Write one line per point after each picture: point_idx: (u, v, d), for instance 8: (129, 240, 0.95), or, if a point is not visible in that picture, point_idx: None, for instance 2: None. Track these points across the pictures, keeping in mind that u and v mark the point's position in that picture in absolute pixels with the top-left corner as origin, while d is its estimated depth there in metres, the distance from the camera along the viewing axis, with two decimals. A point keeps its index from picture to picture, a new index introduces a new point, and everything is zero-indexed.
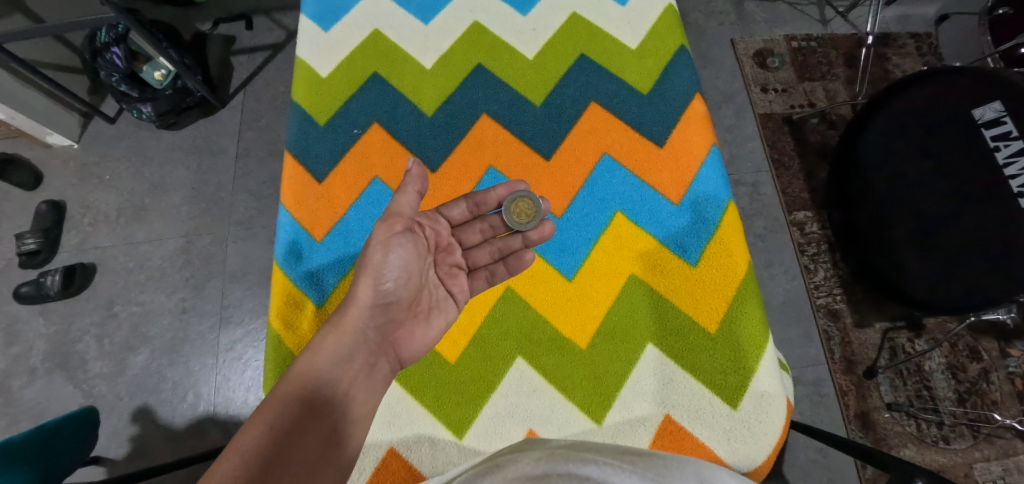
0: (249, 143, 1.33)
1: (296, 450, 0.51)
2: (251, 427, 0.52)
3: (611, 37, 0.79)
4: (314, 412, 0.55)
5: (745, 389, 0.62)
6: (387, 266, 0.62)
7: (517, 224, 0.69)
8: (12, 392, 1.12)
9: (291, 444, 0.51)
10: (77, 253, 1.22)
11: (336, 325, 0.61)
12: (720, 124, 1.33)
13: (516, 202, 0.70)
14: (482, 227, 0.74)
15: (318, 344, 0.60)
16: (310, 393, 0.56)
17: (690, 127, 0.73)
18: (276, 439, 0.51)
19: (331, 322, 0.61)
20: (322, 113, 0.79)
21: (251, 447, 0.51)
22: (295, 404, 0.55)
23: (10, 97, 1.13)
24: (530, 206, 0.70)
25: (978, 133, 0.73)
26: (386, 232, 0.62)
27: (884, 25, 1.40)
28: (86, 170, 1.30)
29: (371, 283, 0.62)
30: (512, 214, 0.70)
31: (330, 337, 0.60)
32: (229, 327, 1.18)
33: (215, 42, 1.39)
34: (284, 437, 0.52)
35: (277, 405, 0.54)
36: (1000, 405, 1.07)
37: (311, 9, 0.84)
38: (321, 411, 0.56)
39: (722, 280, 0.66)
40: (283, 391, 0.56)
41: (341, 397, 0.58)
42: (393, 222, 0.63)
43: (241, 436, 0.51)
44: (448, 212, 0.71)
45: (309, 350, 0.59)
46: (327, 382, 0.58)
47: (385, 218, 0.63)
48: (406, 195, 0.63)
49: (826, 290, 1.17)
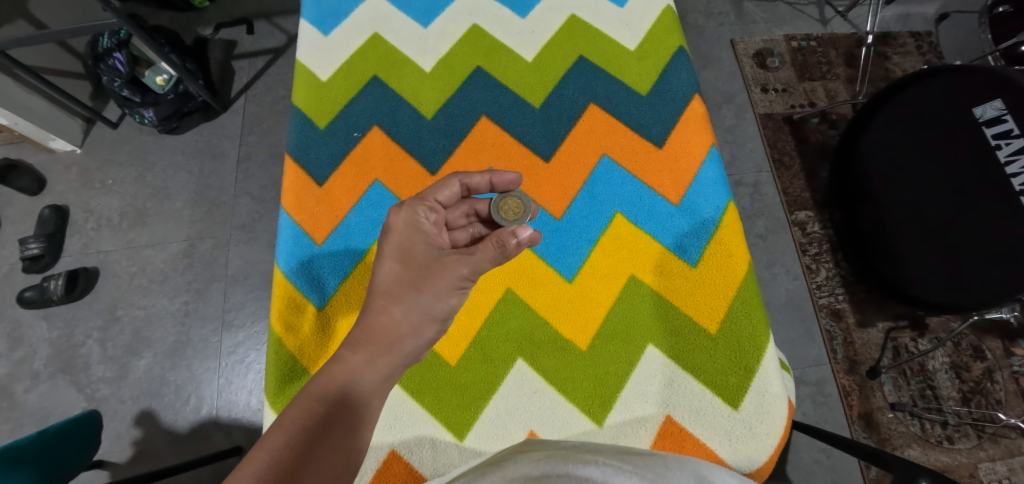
0: (250, 146, 1.33)
1: (323, 458, 0.48)
2: (280, 428, 0.49)
3: (610, 39, 0.79)
4: (339, 418, 0.51)
5: (746, 389, 0.62)
6: (445, 306, 0.59)
7: (505, 221, 0.67)
8: (15, 396, 1.13)
9: (318, 451, 0.48)
10: (81, 257, 1.23)
11: (382, 344, 0.56)
12: (720, 125, 1.33)
13: (506, 200, 0.68)
14: (467, 209, 0.69)
15: (349, 354, 0.54)
16: (334, 397, 0.52)
17: (689, 127, 0.73)
18: (301, 444, 0.48)
19: (374, 344, 0.55)
20: (322, 116, 0.79)
21: (280, 451, 0.47)
22: (320, 406, 0.51)
23: (12, 102, 1.14)
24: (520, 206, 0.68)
25: (980, 129, 0.72)
26: (456, 278, 0.60)
27: (884, 24, 1.40)
28: (89, 174, 1.30)
29: (431, 319, 0.59)
30: (501, 211, 0.67)
31: (369, 355, 0.55)
32: (231, 330, 1.18)
33: (217, 47, 1.41)
34: (310, 441, 0.48)
35: (309, 406, 0.51)
36: (1004, 405, 1.06)
37: (311, 13, 0.85)
38: (348, 416, 0.51)
39: (722, 281, 0.66)
40: (309, 391, 0.52)
41: (368, 404, 0.53)
42: (461, 263, 0.60)
43: (268, 438, 0.48)
44: (439, 195, 0.64)
45: (338, 359, 0.54)
46: (355, 388, 0.53)
47: (413, 206, 0.62)
48: (500, 256, 0.59)
49: (829, 290, 1.17)
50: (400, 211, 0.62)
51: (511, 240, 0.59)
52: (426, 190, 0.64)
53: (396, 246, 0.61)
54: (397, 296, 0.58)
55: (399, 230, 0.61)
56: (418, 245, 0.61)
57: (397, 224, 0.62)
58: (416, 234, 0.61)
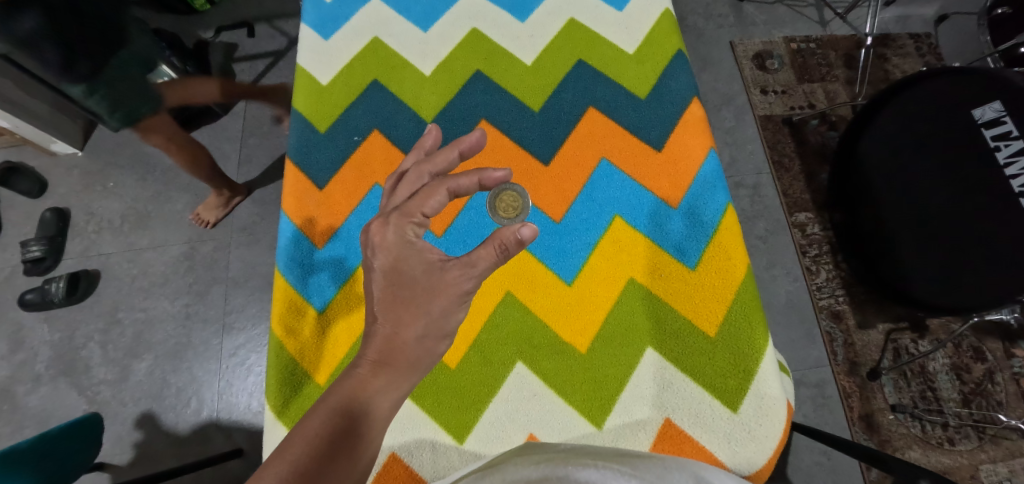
0: (251, 149, 1.34)
1: (339, 471, 0.47)
2: (298, 438, 0.48)
3: (609, 43, 0.80)
4: (358, 430, 0.50)
5: (745, 392, 0.62)
6: (456, 322, 0.57)
7: (509, 216, 0.71)
8: (17, 398, 1.13)
9: (336, 461, 0.47)
10: (82, 260, 1.23)
11: (402, 366, 0.54)
12: (720, 127, 1.34)
13: (500, 198, 0.72)
14: None
15: (369, 375, 0.53)
16: (355, 409, 0.51)
17: (688, 130, 0.74)
18: (320, 453, 0.47)
19: (393, 366, 0.54)
20: (323, 121, 0.80)
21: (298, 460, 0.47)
22: (340, 416, 0.50)
23: (14, 106, 1.15)
24: (516, 197, 0.72)
25: (978, 131, 0.73)
26: (458, 294, 0.56)
27: (883, 26, 1.40)
28: (90, 177, 1.31)
29: (443, 338, 0.56)
30: (501, 209, 0.72)
31: (391, 378, 0.53)
32: (231, 333, 1.19)
33: (218, 50, 1.41)
34: (329, 451, 0.48)
35: (324, 417, 0.50)
36: (1005, 406, 1.06)
37: (312, 17, 0.85)
38: (367, 430, 0.50)
39: (721, 284, 0.66)
40: (326, 402, 0.51)
41: (384, 418, 0.52)
42: (465, 279, 0.56)
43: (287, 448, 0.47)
44: (425, 206, 0.58)
45: (357, 377, 0.53)
46: (376, 403, 0.52)
47: (401, 220, 0.58)
48: (504, 261, 0.56)
49: (829, 291, 1.17)
50: (386, 229, 0.58)
51: (514, 241, 0.55)
52: (412, 202, 0.58)
53: (390, 268, 0.57)
54: (407, 320, 0.55)
55: (389, 249, 0.58)
56: (414, 266, 0.57)
57: (383, 242, 0.58)
58: (409, 253, 0.57)
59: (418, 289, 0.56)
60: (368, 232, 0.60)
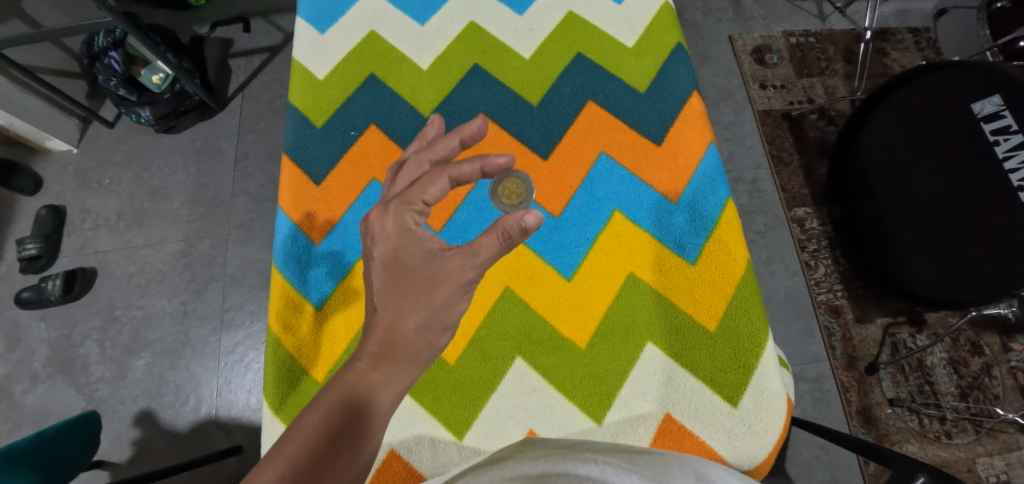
0: (248, 145, 1.33)
1: (339, 468, 0.46)
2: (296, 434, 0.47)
3: (608, 36, 0.79)
4: (359, 425, 0.50)
5: (745, 387, 0.62)
6: (457, 315, 0.56)
7: (509, 204, 0.69)
8: (14, 397, 1.13)
9: (336, 458, 0.47)
10: (79, 258, 1.23)
11: (403, 360, 0.54)
12: (719, 122, 1.33)
13: (505, 183, 0.70)
14: None
15: (368, 368, 0.53)
16: (356, 401, 0.51)
17: (688, 124, 0.73)
18: (320, 450, 0.47)
19: (393, 359, 0.54)
20: (320, 115, 0.79)
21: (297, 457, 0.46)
22: (339, 412, 0.50)
23: (10, 103, 1.14)
24: (520, 185, 0.70)
25: (977, 126, 0.72)
26: (460, 285, 0.55)
27: (882, 20, 1.40)
28: (86, 174, 1.30)
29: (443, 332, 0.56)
30: (502, 195, 0.69)
31: (390, 371, 0.53)
32: (230, 330, 1.18)
33: (213, 45, 1.40)
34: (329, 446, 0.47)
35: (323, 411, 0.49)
36: (1002, 400, 1.07)
37: (307, 11, 0.84)
38: (368, 426, 0.50)
39: (722, 278, 0.66)
40: (326, 398, 0.51)
41: (385, 413, 0.52)
42: (465, 268, 0.55)
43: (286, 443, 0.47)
44: (426, 194, 0.56)
45: (356, 371, 0.53)
46: (377, 398, 0.52)
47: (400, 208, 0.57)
48: (507, 249, 0.54)
49: (827, 286, 1.17)
50: (386, 217, 0.58)
51: (517, 229, 0.54)
52: (413, 190, 0.57)
53: (389, 258, 0.57)
54: (408, 312, 0.55)
55: (389, 238, 0.57)
56: (413, 255, 0.56)
57: (383, 231, 0.57)
58: (408, 241, 0.56)
59: (418, 279, 0.56)
60: (368, 222, 0.59)
